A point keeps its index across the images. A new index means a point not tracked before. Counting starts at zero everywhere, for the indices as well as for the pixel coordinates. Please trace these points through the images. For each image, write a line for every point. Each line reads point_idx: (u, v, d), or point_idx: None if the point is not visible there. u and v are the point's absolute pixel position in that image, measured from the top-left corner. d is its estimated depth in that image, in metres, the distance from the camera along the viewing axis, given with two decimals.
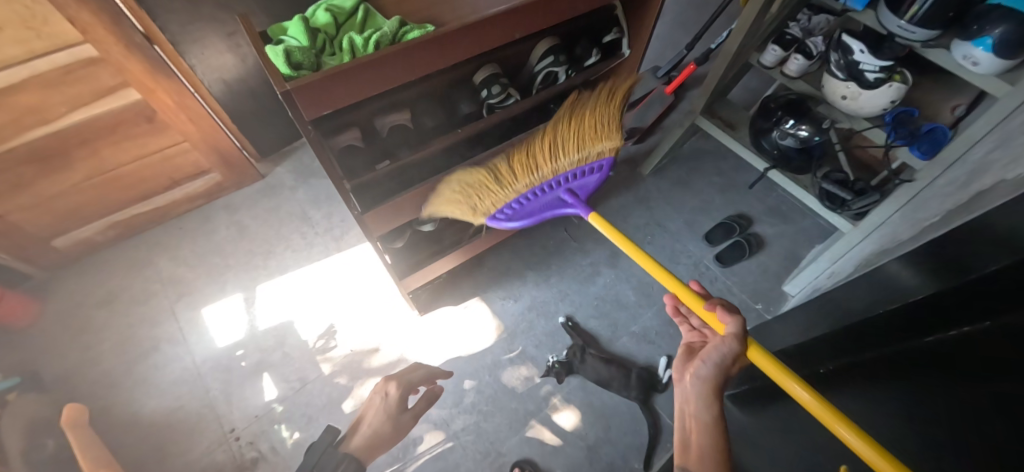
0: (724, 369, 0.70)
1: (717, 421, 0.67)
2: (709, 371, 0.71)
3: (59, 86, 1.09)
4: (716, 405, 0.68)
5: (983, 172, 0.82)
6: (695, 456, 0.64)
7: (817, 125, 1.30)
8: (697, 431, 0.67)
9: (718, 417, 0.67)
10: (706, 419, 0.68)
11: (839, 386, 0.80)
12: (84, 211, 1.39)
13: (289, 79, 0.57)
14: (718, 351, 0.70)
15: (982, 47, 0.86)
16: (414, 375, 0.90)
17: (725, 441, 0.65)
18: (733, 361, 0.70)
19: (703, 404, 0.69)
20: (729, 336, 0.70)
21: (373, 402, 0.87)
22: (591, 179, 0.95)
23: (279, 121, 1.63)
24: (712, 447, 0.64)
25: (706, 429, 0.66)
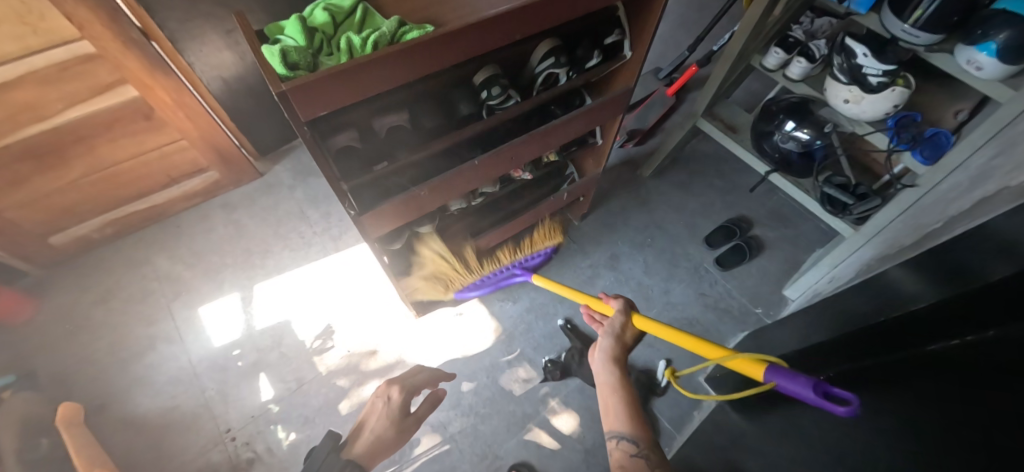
0: (620, 340, 0.86)
1: (621, 382, 0.79)
2: (608, 343, 0.85)
3: (56, 83, 1.08)
4: (619, 372, 0.80)
5: (986, 178, 0.81)
6: (612, 419, 0.75)
7: (818, 129, 1.29)
8: (607, 397, 0.78)
9: (622, 381, 0.79)
10: (613, 386, 0.78)
11: (844, 392, 0.79)
12: (81, 209, 1.38)
13: (285, 80, 0.56)
14: (611, 325, 0.87)
15: (986, 52, 0.85)
16: (416, 379, 0.88)
17: (631, 398, 0.77)
18: (624, 331, 0.87)
19: (609, 374, 0.80)
20: (618, 312, 0.89)
21: (375, 406, 0.85)
22: (533, 261, 1.41)
23: (278, 120, 1.62)
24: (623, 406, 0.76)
25: (615, 392, 0.78)
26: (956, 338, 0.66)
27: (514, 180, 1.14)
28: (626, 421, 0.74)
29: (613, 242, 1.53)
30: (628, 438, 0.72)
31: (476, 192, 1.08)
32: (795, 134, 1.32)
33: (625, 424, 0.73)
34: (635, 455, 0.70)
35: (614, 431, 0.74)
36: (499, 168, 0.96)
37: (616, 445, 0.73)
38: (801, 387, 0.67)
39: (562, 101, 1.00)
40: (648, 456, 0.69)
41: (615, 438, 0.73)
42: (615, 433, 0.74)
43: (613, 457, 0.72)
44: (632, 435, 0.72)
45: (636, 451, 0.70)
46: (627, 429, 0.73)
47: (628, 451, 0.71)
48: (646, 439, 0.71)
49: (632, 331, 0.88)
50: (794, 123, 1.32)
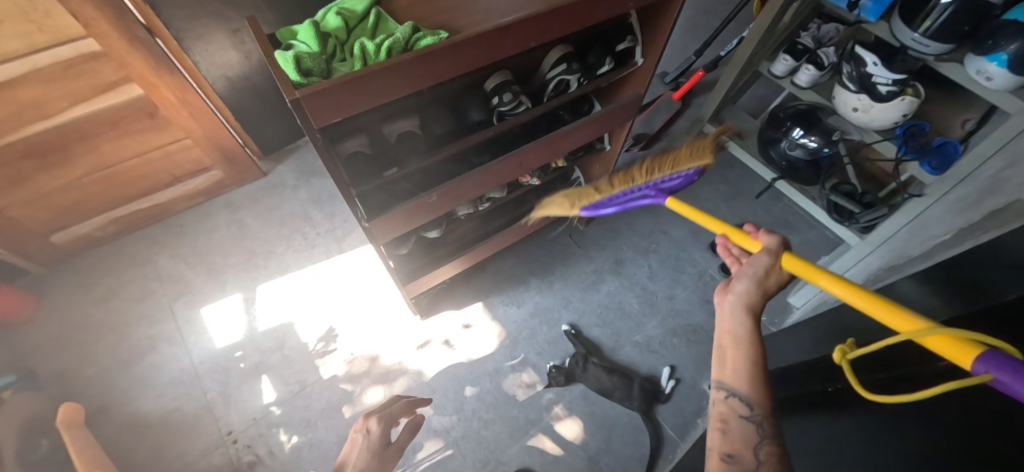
0: (761, 284, 0.62)
1: (754, 334, 0.57)
2: (746, 287, 0.61)
3: (60, 80, 1.07)
4: (752, 319, 0.58)
5: (997, 189, 0.81)
6: (730, 371, 0.56)
7: (826, 136, 1.28)
8: (728, 345, 0.58)
9: (755, 332, 0.57)
10: (739, 333, 0.58)
11: (860, 403, 0.69)
12: (82, 207, 1.37)
13: (299, 87, 0.55)
14: (753, 267, 0.64)
15: (997, 62, 0.84)
16: (394, 408, 0.87)
17: (763, 355, 0.56)
18: (768, 274, 0.64)
19: (737, 317, 0.59)
20: (767, 251, 0.66)
21: (356, 442, 0.83)
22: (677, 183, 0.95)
23: (282, 120, 1.61)
24: (748, 360, 0.55)
25: (740, 341, 0.57)
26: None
27: (522, 185, 1.14)
28: (750, 378, 0.54)
29: (618, 247, 1.52)
30: (743, 397, 0.53)
31: (483, 197, 1.08)
32: (802, 142, 1.31)
33: (745, 379, 0.54)
34: (748, 421, 0.52)
35: (722, 384, 0.56)
36: (509, 174, 0.96)
37: (723, 399, 0.55)
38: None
39: (572, 107, 0.98)
40: (768, 428, 0.51)
41: (724, 392, 0.55)
42: (726, 386, 0.55)
43: (716, 413, 0.55)
44: (750, 395, 0.53)
45: (747, 413, 0.52)
46: (746, 388, 0.54)
47: (737, 410, 0.53)
48: (768, 406, 0.52)
49: (780, 275, 0.65)
50: (803, 130, 1.31)
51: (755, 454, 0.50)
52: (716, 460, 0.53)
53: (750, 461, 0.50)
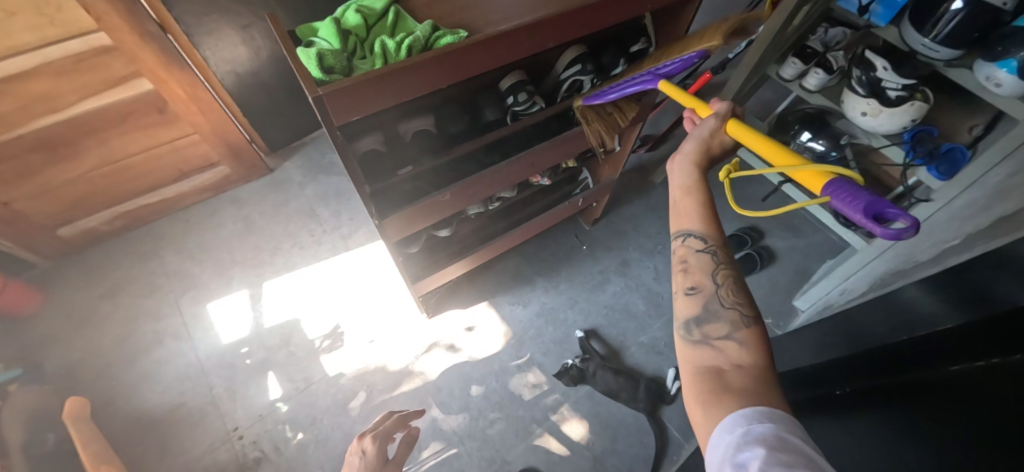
0: (706, 144, 0.63)
1: (701, 180, 0.58)
2: (692, 146, 0.62)
3: (71, 74, 1.07)
4: (699, 169, 0.59)
5: (1006, 195, 0.81)
6: (684, 216, 0.57)
7: (834, 140, 1.26)
8: (679, 196, 0.59)
9: (702, 178, 0.58)
10: (688, 183, 0.58)
11: (874, 402, 0.74)
12: (90, 201, 1.37)
13: (321, 84, 0.55)
14: (699, 128, 0.63)
15: (1006, 68, 0.83)
16: (388, 425, 0.87)
17: (711, 195, 0.57)
18: (712, 136, 0.63)
19: (684, 171, 0.59)
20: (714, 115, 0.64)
21: (352, 465, 0.81)
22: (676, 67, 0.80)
23: (289, 116, 1.61)
24: (699, 203, 0.57)
25: (690, 189, 0.58)
26: (977, 360, 0.62)
27: (532, 185, 1.15)
28: (701, 215, 0.56)
29: (624, 248, 1.52)
30: (698, 234, 0.55)
31: (494, 197, 1.09)
32: (810, 145, 1.30)
33: (698, 218, 0.56)
34: (704, 253, 0.54)
35: (678, 230, 0.58)
36: (520, 174, 0.96)
37: (682, 243, 0.56)
38: (855, 208, 0.48)
39: None
40: (723, 255, 0.54)
41: (681, 236, 0.57)
42: (681, 231, 0.57)
43: (675, 257, 0.57)
44: (703, 231, 0.55)
45: (702, 246, 0.55)
46: (699, 226, 0.55)
47: (693, 247, 0.55)
48: (720, 236, 0.55)
49: (723, 139, 0.64)
50: (811, 133, 1.30)
51: (713, 282, 0.54)
52: (680, 297, 0.57)
53: (710, 288, 0.54)
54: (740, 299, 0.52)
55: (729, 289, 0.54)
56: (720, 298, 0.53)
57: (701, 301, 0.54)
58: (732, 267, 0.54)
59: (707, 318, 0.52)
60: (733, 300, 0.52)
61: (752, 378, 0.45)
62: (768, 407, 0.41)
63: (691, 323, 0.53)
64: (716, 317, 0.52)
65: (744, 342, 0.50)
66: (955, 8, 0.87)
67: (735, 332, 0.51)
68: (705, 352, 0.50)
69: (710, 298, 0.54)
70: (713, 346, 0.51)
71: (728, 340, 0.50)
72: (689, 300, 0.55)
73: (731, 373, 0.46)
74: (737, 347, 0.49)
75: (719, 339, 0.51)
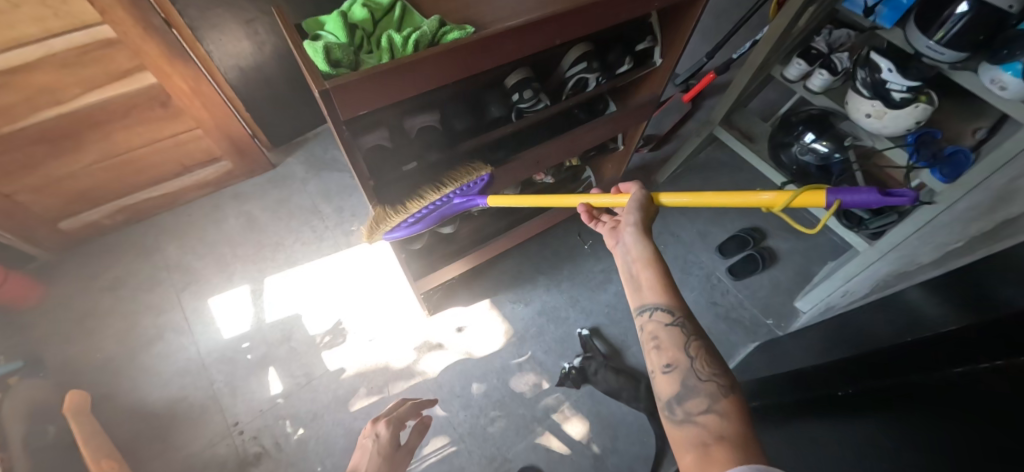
0: (646, 213, 0.71)
1: (654, 250, 0.64)
2: (636, 217, 0.69)
3: (75, 66, 1.06)
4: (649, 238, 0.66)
5: (1009, 199, 0.81)
6: (647, 291, 0.62)
7: (838, 141, 1.25)
8: (638, 269, 0.64)
9: (655, 248, 0.64)
10: (645, 253, 0.64)
11: (875, 406, 0.73)
12: (91, 195, 1.37)
13: (327, 78, 0.55)
14: (635, 199, 0.72)
15: (1011, 71, 0.82)
16: (401, 412, 0.87)
17: (665, 264, 0.63)
18: (648, 204, 0.72)
19: (637, 242, 0.66)
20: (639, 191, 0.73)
21: (365, 448, 0.82)
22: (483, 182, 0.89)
23: (292, 111, 1.60)
24: (658, 272, 0.62)
25: (648, 259, 0.63)
26: (980, 362, 0.61)
27: (535, 183, 1.15)
28: (661, 289, 0.61)
29: None
30: (663, 308, 0.59)
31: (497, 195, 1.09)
32: (814, 146, 1.29)
33: (659, 292, 0.61)
34: (673, 326, 0.58)
35: (644, 306, 0.62)
36: (524, 172, 0.95)
37: (650, 318, 0.60)
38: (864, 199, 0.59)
39: (587, 106, 0.97)
40: (691, 326, 0.57)
41: (648, 311, 0.61)
42: (648, 307, 0.61)
43: (646, 335, 0.60)
44: (667, 303, 0.60)
45: (670, 320, 0.58)
46: (662, 299, 0.60)
47: (662, 322, 0.59)
48: (682, 307, 0.59)
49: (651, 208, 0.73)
50: (814, 134, 1.29)
51: (688, 356, 0.55)
52: (659, 376, 0.57)
53: (685, 362, 0.55)
54: (715, 369, 0.53)
55: (703, 361, 0.54)
56: (695, 371, 0.54)
57: (679, 377, 0.54)
58: (701, 339, 0.56)
59: (687, 393, 0.52)
60: (709, 371, 0.53)
61: (736, 446, 0.44)
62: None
63: (672, 402, 0.53)
64: (695, 391, 0.52)
65: (726, 411, 0.49)
66: (961, 11, 0.86)
67: (715, 403, 0.50)
68: (690, 428, 0.50)
69: (687, 372, 0.54)
70: (696, 423, 0.50)
71: (711, 411, 0.50)
72: (667, 379, 0.55)
73: (716, 445, 0.45)
74: (717, 417, 0.49)
75: (700, 414, 0.50)
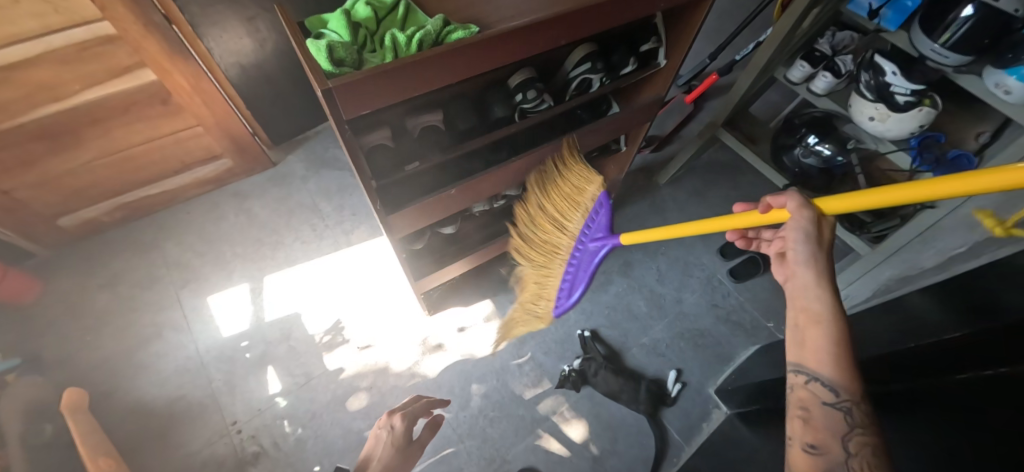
0: (818, 243, 0.61)
1: (831, 313, 0.56)
2: (807, 255, 0.60)
3: (76, 62, 1.06)
4: (830, 294, 0.58)
5: None
6: (812, 355, 0.55)
7: (840, 144, 1.26)
8: (804, 325, 0.58)
9: (836, 312, 0.56)
10: (818, 312, 0.57)
11: (878, 415, 0.71)
12: (90, 192, 1.36)
13: (330, 76, 0.54)
14: (800, 227, 0.61)
15: (1016, 75, 0.82)
16: (416, 407, 0.86)
17: (845, 335, 0.55)
18: (818, 227, 0.61)
19: (815, 296, 0.58)
20: (801, 209, 0.61)
21: (380, 438, 0.81)
22: (602, 218, 1.07)
23: (293, 109, 1.59)
24: (830, 340, 0.55)
25: (820, 320, 0.56)
26: (986, 369, 0.61)
27: None
28: (832, 361, 0.54)
29: (627, 249, 1.51)
30: (827, 382, 0.53)
31: (499, 195, 1.07)
32: (816, 149, 1.30)
33: (828, 363, 0.54)
34: (834, 407, 0.51)
35: (803, 369, 0.56)
36: (526, 172, 0.95)
37: (804, 384, 0.54)
38: None
39: (590, 106, 0.96)
40: (857, 415, 0.50)
41: (806, 377, 0.55)
42: (807, 371, 0.55)
43: (797, 401, 0.55)
44: (835, 381, 0.53)
45: (833, 399, 0.52)
46: (830, 373, 0.53)
47: (822, 397, 0.52)
48: (856, 393, 0.51)
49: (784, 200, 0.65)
50: (817, 137, 1.30)
51: (843, 444, 0.48)
52: (798, 449, 0.51)
53: (838, 453, 0.48)
54: None
55: (863, 460, 0.46)
56: (848, 466, 0.46)
57: (827, 463, 0.47)
58: (869, 433, 0.48)
59: None
60: None
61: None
62: None
63: None
64: None
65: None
66: (966, 14, 0.86)
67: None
68: None
69: (837, 462, 0.47)
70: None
71: None
72: (806, 457, 0.49)
73: None
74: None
75: None
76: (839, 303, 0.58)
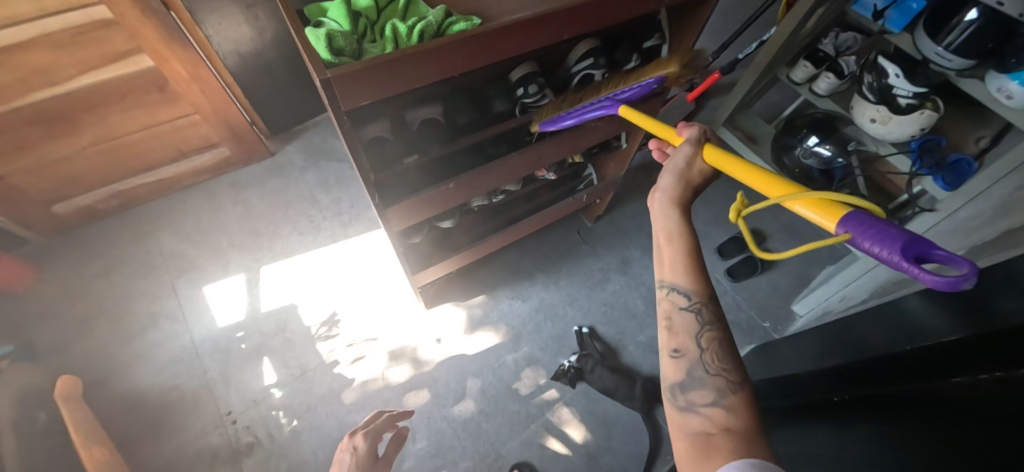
0: (686, 177, 0.62)
1: (680, 224, 0.57)
2: (669, 181, 0.61)
3: (69, 47, 1.04)
4: (680, 211, 0.58)
5: (1010, 210, 0.81)
6: (667, 268, 0.57)
7: (841, 146, 1.26)
8: (662, 242, 0.59)
9: (683, 222, 0.57)
10: (672, 228, 0.57)
11: (873, 416, 0.71)
12: (86, 179, 1.35)
13: (329, 66, 0.54)
14: (676, 159, 0.63)
15: (1019, 80, 0.82)
16: (378, 424, 0.86)
17: (693, 240, 0.57)
18: (689, 165, 0.63)
19: (666, 215, 0.59)
20: (687, 141, 0.64)
21: (342, 462, 0.80)
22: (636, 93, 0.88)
23: (291, 98, 1.57)
24: (681, 253, 0.57)
25: (672, 236, 0.57)
26: (979, 373, 0.58)
27: (537, 179, 1.14)
28: (684, 269, 0.56)
29: (625, 246, 1.51)
30: (681, 290, 0.56)
31: (498, 190, 1.08)
32: (816, 150, 1.29)
33: (681, 273, 0.56)
34: (688, 311, 0.55)
35: (663, 283, 0.58)
36: (526, 168, 0.94)
37: (666, 296, 0.57)
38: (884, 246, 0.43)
39: None
40: (707, 314, 0.54)
41: (666, 290, 0.57)
42: (666, 285, 0.57)
43: (662, 313, 0.58)
44: (688, 288, 0.56)
45: (686, 304, 0.55)
46: (682, 281, 0.56)
47: (677, 304, 0.56)
48: (703, 293, 0.55)
49: (701, 167, 0.64)
50: (818, 138, 1.29)
51: (697, 343, 0.54)
52: (666, 358, 0.56)
53: (694, 352, 0.54)
54: (725, 364, 0.51)
55: (714, 353, 0.53)
56: (704, 362, 0.52)
57: (686, 366, 0.53)
58: (716, 327, 0.54)
59: (692, 383, 0.52)
60: (718, 365, 0.51)
61: (741, 439, 0.44)
62: (760, 460, 0.41)
63: (676, 388, 0.53)
64: (701, 382, 0.51)
65: (731, 408, 0.48)
66: (969, 18, 0.85)
67: (722, 398, 0.50)
68: (690, 417, 0.50)
69: (695, 362, 0.53)
70: (700, 414, 0.49)
71: (715, 407, 0.49)
72: (675, 365, 0.54)
73: (717, 436, 0.46)
74: (722, 412, 0.49)
75: (704, 405, 0.50)
76: (690, 216, 0.58)
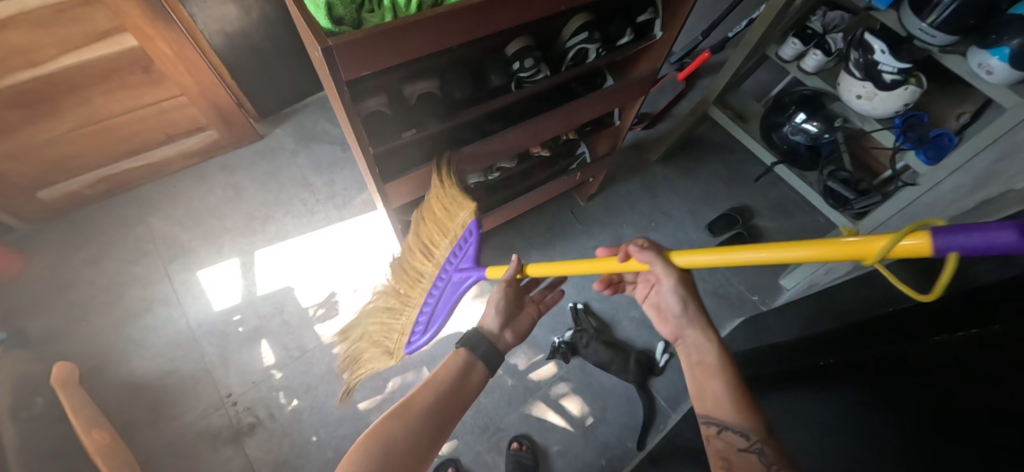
0: (687, 300, 0.67)
1: (721, 360, 0.63)
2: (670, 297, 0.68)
3: (51, 25, 1.01)
4: (719, 347, 0.65)
5: (989, 179, 0.84)
6: (715, 405, 0.59)
7: (828, 122, 1.27)
8: (702, 376, 0.63)
9: (721, 359, 0.63)
10: (709, 363, 0.63)
11: (858, 371, 0.72)
12: (71, 163, 1.32)
13: (329, 35, 0.55)
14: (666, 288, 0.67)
15: (999, 56, 0.84)
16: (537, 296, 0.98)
17: (735, 377, 0.61)
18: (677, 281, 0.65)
19: (705, 349, 0.65)
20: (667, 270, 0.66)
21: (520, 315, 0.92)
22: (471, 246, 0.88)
23: (280, 78, 1.55)
24: (726, 386, 0.60)
25: (712, 370, 0.62)
26: (960, 330, 0.64)
27: (532, 156, 1.15)
28: (735, 409, 0.58)
29: (617, 225, 1.53)
30: (737, 429, 0.56)
31: (494, 167, 1.09)
32: (804, 127, 1.30)
33: (731, 411, 0.58)
34: (749, 452, 0.53)
35: (712, 419, 0.59)
36: (523, 144, 0.95)
37: (718, 434, 0.57)
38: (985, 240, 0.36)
39: (585, 80, 0.97)
40: (772, 454, 0.52)
41: (717, 427, 0.58)
42: (718, 422, 0.58)
43: (715, 451, 0.57)
44: (742, 426, 0.56)
45: (746, 444, 0.54)
46: (736, 420, 0.57)
47: (736, 445, 0.55)
48: (760, 431, 0.55)
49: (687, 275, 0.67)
50: (805, 114, 1.30)
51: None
52: None
53: None
54: None
55: None
56: None
57: None
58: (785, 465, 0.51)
59: None
60: None
61: None
62: None
63: None
64: None
65: None
66: None
67: None
68: None
69: None
70: None
71: None
72: None
73: None
74: None
75: None
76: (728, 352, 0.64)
